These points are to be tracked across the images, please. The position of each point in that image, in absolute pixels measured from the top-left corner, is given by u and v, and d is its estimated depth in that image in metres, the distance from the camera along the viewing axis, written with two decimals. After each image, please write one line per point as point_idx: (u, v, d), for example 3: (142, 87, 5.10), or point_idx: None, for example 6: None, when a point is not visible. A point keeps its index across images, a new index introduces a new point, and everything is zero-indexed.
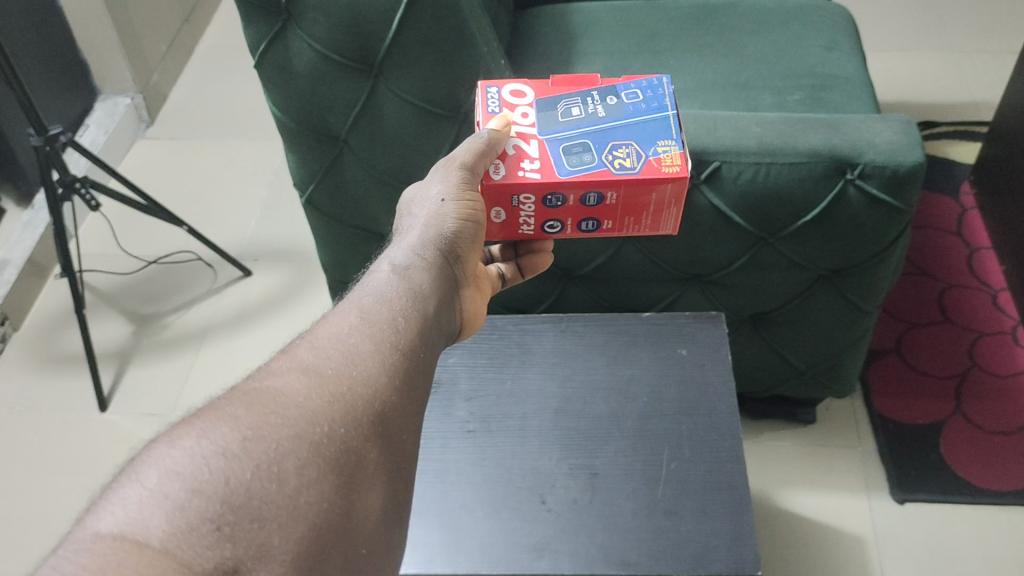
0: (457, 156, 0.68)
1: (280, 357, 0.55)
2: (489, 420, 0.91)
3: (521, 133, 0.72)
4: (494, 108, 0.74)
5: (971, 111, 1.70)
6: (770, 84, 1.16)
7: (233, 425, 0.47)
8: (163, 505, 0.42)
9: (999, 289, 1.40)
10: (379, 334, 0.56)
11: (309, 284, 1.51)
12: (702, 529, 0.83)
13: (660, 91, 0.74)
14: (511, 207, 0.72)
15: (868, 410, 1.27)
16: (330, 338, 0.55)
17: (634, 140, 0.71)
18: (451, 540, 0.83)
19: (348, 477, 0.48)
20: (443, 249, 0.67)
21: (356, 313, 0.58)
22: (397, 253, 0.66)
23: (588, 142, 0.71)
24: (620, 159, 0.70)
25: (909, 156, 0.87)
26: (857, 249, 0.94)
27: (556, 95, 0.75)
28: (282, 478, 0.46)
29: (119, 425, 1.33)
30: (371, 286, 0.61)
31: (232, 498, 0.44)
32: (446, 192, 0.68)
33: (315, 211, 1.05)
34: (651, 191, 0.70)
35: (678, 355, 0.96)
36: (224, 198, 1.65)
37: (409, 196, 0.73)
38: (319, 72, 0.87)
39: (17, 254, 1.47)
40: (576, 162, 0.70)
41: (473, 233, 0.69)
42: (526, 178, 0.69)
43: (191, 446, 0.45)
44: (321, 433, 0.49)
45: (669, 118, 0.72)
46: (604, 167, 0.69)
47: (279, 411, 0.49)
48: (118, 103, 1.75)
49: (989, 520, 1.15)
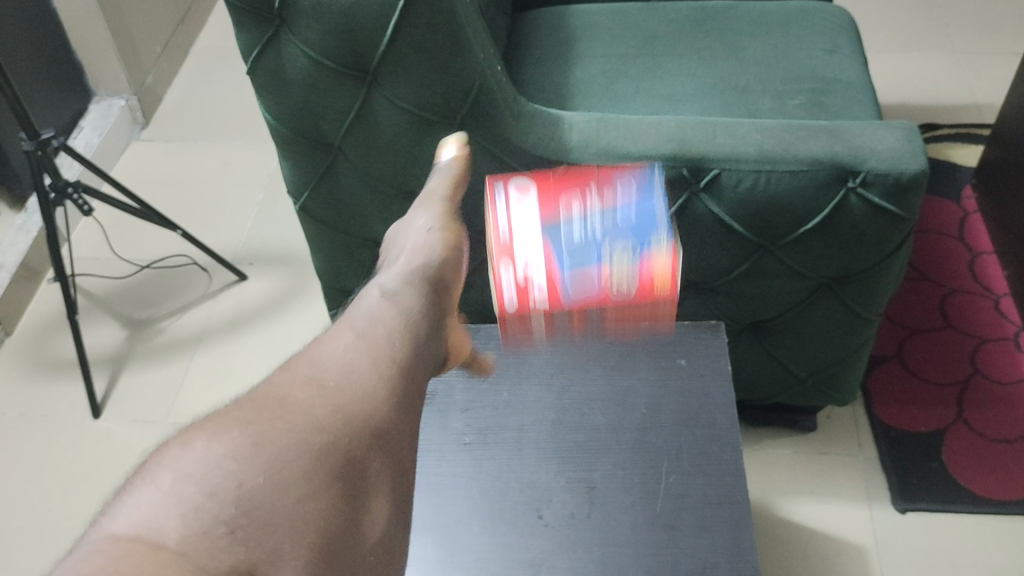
0: (435, 190, 0.76)
1: (280, 371, 0.56)
2: (486, 432, 0.90)
3: (531, 234, 0.83)
4: (504, 209, 0.85)
5: (973, 114, 1.69)
6: (770, 88, 1.14)
7: (242, 431, 0.49)
8: (177, 509, 0.44)
9: (1001, 295, 1.39)
10: (376, 351, 0.58)
11: (306, 288, 1.50)
12: (702, 544, 0.81)
13: (651, 190, 0.85)
14: (528, 310, 0.84)
15: (869, 418, 1.26)
16: (329, 355, 0.57)
17: (629, 241, 0.82)
18: (446, 556, 0.81)
19: (352, 487, 0.50)
20: (433, 279, 0.69)
21: (352, 331, 0.60)
22: (387, 279, 0.68)
23: (591, 246, 0.82)
24: (617, 265, 0.82)
25: (912, 163, 0.85)
26: (858, 258, 0.93)
27: (559, 195, 0.85)
28: (288, 484, 0.47)
29: (111, 432, 1.32)
30: (365, 308, 0.63)
31: (243, 502, 0.45)
32: (431, 222, 0.74)
33: (309, 217, 1.03)
34: (647, 305, 0.84)
35: (677, 365, 0.95)
36: (219, 201, 1.64)
37: (393, 232, 0.79)
38: (312, 79, 0.85)
39: (10, 258, 1.46)
40: (580, 252, 0.82)
41: (458, 260, 0.73)
42: (540, 298, 0.83)
43: (202, 448, 0.47)
44: (324, 440, 0.50)
45: (658, 214, 0.83)
46: (605, 271, 0.82)
47: (286, 417, 0.51)
48: (113, 104, 1.73)
49: (990, 530, 1.14)
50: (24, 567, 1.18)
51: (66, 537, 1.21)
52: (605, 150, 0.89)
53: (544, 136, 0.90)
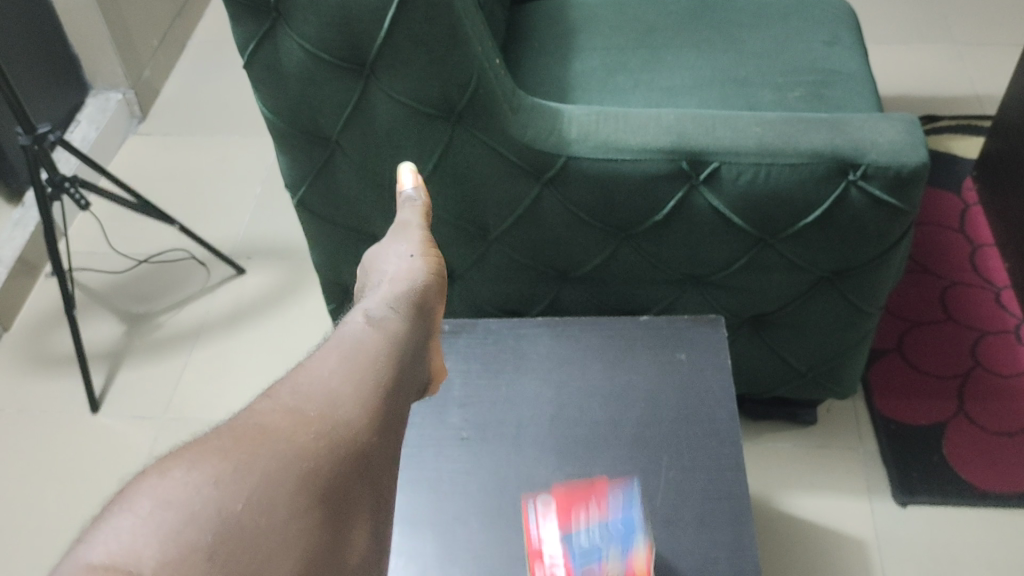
0: (411, 222, 0.76)
1: (260, 400, 0.52)
2: (485, 428, 0.90)
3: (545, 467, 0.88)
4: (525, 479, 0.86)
5: (974, 105, 1.68)
6: (770, 80, 1.13)
7: (222, 456, 0.45)
8: (156, 534, 0.41)
9: (1002, 287, 1.38)
10: (359, 380, 0.53)
11: (304, 283, 1.49)
12: (702, 540, 0.81)
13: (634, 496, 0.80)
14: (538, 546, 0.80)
15: (870, 411, 1.26)
16: (312, 381, 0.52)
17: (616, 545, 0.77)
18: (445, 553, 0.81)
19: (334, 512, 0.46)
20: (414, 306, 0.66)
21: (334, 361, 0.55)
22: (371, 307, 0.64)
23: (593, 542, 0.77)
24: (610, 549, 0.77)
25: (912, 156, 0.85)
26: (859, 251, 0.92)
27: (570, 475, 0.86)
28: (271, 510, 0.44)
29: (109, 428, 1.31)
30: (347, 334, 0.58)
31: (224, 529, 0.42)
32: (413, 249, 0.73)
33: (306, 211, 1.02)
34: None
35: (676, 359, 0.95)
36: (217, 195, 1.63)
37: (369, 257, 0.76)
38: (309, 72, 0.85)
39: (8, 252, 1.46)
40: (581, 550, 0.77)
41: (440, 290, 0.71)
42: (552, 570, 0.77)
43: (182, 476, 0.44)
44: (307, 467, 0.46)
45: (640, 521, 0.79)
46: (602, 549, 0.77)
47: (268, 444, 0.47)
48: (110, 98, 1.73)
49: (991, 522, 1.13)
50: (22, 564, 1.18)
51: (64, 533, 1.21)
52: (604, 143, 0.89)
53: (542, 129, 0.89)
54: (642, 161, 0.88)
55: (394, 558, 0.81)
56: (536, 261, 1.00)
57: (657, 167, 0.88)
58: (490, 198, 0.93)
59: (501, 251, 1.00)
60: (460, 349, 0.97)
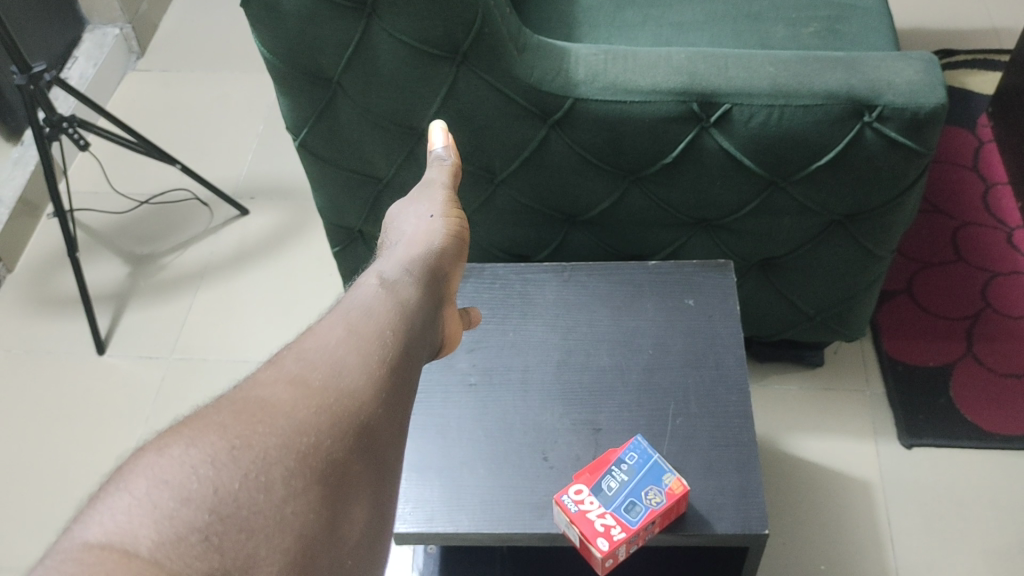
0: (435, 179, 0.76)
1: (266, 367, 0.51)
2: (493, 373, 0.90)
3: (549, 438, 0.85)
4: (530, 452, 0.84)
5: (991, 39, 1.64)
6: (785, 15, 1.10)
7: (222, 434, 0.45)
8: (151, 514, 0.40)
9: (1015, 227, 1.36)
10: (366, 350, 0.53)
11: (306, 222, 1.48)
12: (710, 486, 0.80)
13: (652, 453, 0.79)
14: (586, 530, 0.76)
15: (879, 351, 1.25)
16: (318, 347, 0.53)
17: (646, 483, 0.77)
18: (451, 498, 0.81)
19: (334, 491, 0.46)
20: (429, 269, 0.66)
21: (343, 326, 0.55)
22: (386, 269, 0.64)
23: (624, 496, 0.77)
24: (646, 496, 0.76)
25: (931, 96, 0.83)
26: (871, 194, 0.90)
27: (569, 449, 0.84)
28: (268, 489, 0.43)
29: (116, 367, 1.31)
30: (359, 297, 0.59)
31: (220, 507, 0.41)
32: (435, 209, 0.72)
33: (309, 154, 1.00)
34: (677, 513, 0.78)
35: (684, 305, 0.94)
36: (218, 133, 1.61)
37: (393, 213, 0.77)
38: (309, 12, 0.82)
39: (8, 193, 1.45)
40: (636, 517, 0.75)
41: (459, 253, 0.72)
42: (613, 537, 0.75)
43: (180, 454, 0.43)
44: (307, 443, 0.46)
45: (654, 453, 0.79)
46: (643, 500, 0.76)
47: (267, 420, 0.46)
48: (107, 33, 1.70)
49: (997, 464, 1.13)
50: (31, 508, 1.19)
51: (73, 473, 1.22)
52: (612, 84, 0.87)
53: (549, 70, 0.87)
54: (652, 103, 0.86)
55: (401, 505, 0.81)
56: (542, 205, 0.99)
57: (668, 109, 0.86)
58: (495, 142, 0.92)
59: (506, 194, 0.98)
60: (467, 294, 0.96)
